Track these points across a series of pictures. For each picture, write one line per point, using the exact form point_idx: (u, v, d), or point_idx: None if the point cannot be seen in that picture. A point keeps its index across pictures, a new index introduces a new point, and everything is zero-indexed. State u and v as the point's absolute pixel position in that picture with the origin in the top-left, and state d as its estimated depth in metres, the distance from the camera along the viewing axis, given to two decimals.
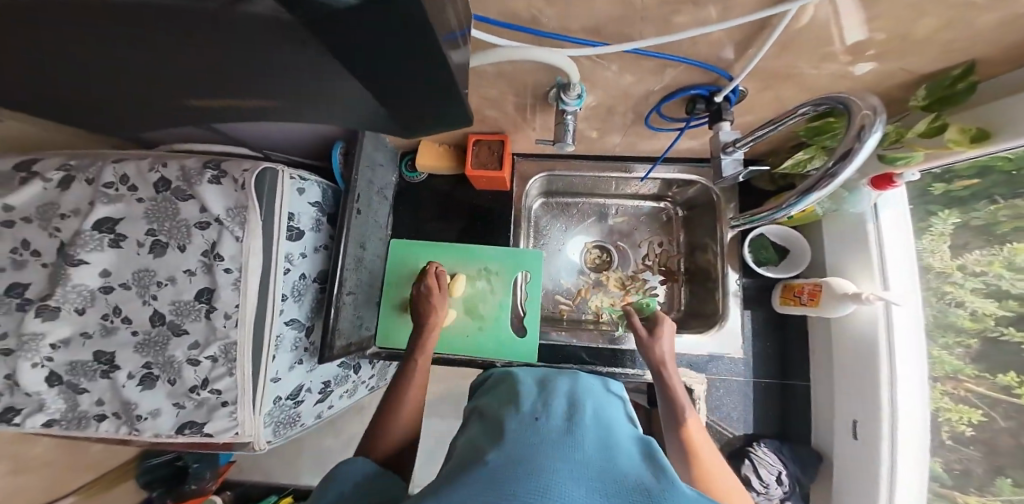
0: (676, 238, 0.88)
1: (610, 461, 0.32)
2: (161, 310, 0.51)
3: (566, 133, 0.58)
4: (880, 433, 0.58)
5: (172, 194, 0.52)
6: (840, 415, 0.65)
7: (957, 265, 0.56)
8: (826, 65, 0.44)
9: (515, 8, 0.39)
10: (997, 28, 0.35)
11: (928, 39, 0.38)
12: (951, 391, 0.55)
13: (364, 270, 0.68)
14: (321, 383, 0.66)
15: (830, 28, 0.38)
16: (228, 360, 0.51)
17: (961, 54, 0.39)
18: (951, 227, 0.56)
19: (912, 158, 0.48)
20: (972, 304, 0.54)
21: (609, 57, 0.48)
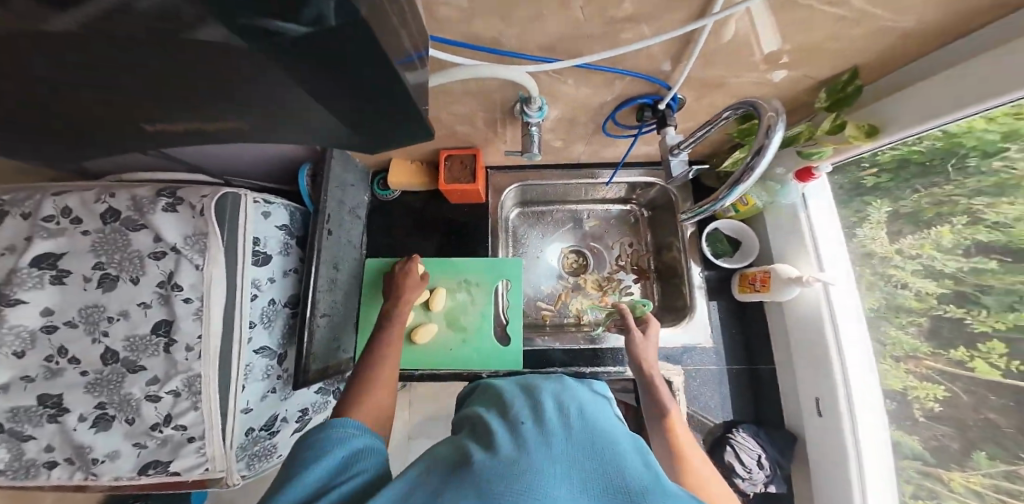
0: (644, 239, 0.93)
1: (598, 455, 0.34)
2: (114, 347, 0.48)
3: (532, 143, 0.62)
4: (841, 408, 0.63)
5: (122, 224, 0.50)
6: (804, 393, 0.70)
7: (895, 249, 0.59)
8: (750, 73, 0.51)
9: (472, 30, 0.43)
10: (872, 39, 0.42)
11: (821, 49, 0.44)
12: (914, 371, 0.57)
13: (338, 291, 0.67)
14: (298, 411, 0.63)
15: (744, 42, 0.44)
16: (193, 393, 0.49)
17: (848, 61, 0.46)
18: (885, 215, 0.60)
19: (823, 154, 0.56)
20: (915, 285, 0.56)
21: (562, 73, 0.53)
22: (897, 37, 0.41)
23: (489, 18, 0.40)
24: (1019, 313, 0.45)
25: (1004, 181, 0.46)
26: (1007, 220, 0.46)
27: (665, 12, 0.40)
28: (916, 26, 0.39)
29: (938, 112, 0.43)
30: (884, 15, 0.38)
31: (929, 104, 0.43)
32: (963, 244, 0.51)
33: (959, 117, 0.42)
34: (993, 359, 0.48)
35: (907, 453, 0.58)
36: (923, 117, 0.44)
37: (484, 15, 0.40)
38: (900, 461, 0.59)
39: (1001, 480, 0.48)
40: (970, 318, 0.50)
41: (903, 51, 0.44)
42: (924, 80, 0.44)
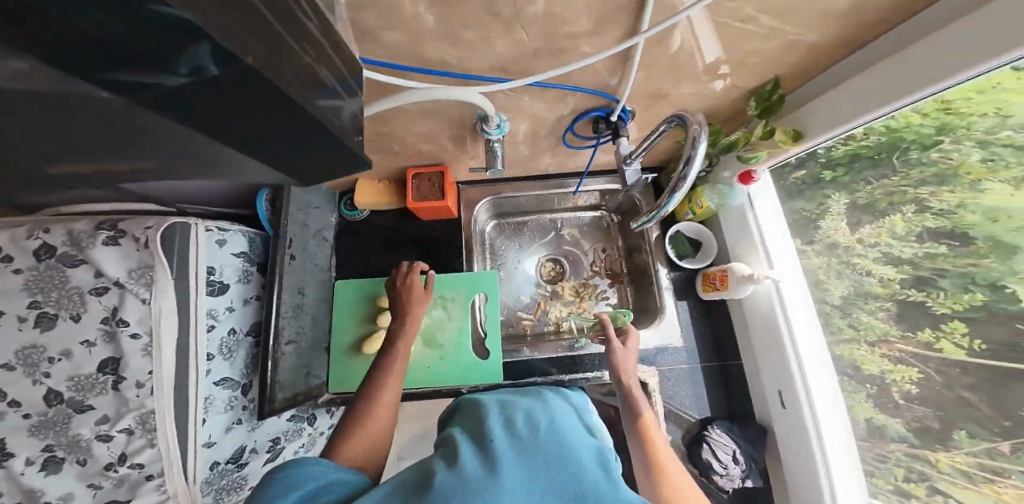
0: (615, 244, 0.95)
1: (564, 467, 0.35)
2: (57, 388, 0.44)
3: (496, 159, 0.64)
4: (801, 400, 0.67)
5: (57, 261, 0.46)
6: (768, 384, 0.73)
7: (857, 239, 0.61)
8: (690, 85, 0.54)
9: (422, 56, 0.44)
10: (788, 51, 0.46)
11: (747, 62, 0.48)
12: (889, 355, 0.57)
13: (306, 315, 0.66)
14: (269, 441, 0.61)
15: (679, 55, 0.48)
16: (147, 431, 0.46)
17: (770, 71, 0.51)
18: (844, 207, 0.62)
19: (759, 158, 0.60)
20: (878, 272, 0.58)
21: (516, 91, 0.55)
22: (807, 49, 0.46)
23: (438, 43, 0.42)
24: (974, 294, 0.47)
25: (942, 171, 0.49)
26: (951, 208, 0.49)
27: (605, 30, 0.43)
28: (821, 38, 0.44)
29: (854, 113, 0.47)
30: (793, 29, 0.42)
31: (843, 109, 0.48)
32: (915, 230, 0.53)
33: (871, 119, 0.47)
34: (958, 339, 0.49)
35: (893, 436, 0.58)
36: (838, 120, 0.49)
37: (433, 40, 0.41)
38: (888, 445, 0.58)
39: (985, 458, 0.47)
40: (932, 301, 0.51)
41: (818, 60, 0.49)
42: (836, 86, 0.49)
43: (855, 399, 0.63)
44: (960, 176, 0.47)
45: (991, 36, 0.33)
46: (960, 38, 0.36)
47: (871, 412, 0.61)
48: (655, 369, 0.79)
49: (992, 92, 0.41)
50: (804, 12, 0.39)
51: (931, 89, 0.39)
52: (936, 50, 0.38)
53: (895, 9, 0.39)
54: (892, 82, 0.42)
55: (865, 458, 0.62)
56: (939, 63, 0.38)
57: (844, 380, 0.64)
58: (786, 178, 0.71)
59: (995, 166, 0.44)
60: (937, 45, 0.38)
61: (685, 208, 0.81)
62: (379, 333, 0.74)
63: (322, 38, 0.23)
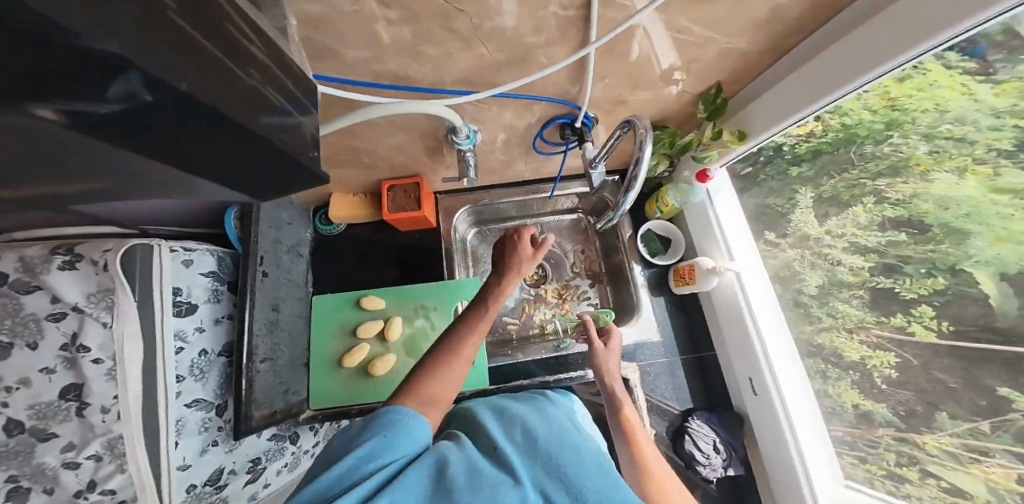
0: (593, 244, 0.97)
1: (570, 473, 0.38)
2: (13, 420, 0.41)
3: (469, 168, 0.66)
4: (769, 386, 0.71)
5: (9, 288, 0.44)
6: (739, 375, 0.77)
7: (826, 230, 0.64)
8: (645, 91, 0.58)
9: (384, 71, 0.46)
10: (725, 57, 0.51)
11: (691, 69, 0.52)
12: (867, 341, 0.59)
13: (282, 332, 0.65)
14: (248, 461, 0.60)
15: (629, 63, 0.51)
16: (117, 455, 0.45)
17: (713, 77, 0.55)
18: (812, 200, 0.66)
19: (711, 158, 0.65)
20: (848, 261, 0.61)
21: (482, 102, 0.57)
22: (741, 55, 0.50)
23: (400, 58, 0.44)
24: (936, 278, 0.51)
25: (894, 164, 0.54)
26: (905, 197, 0.53)
27: (559, 43, 0.46)
28: (750, 46, 0.49)
29: (785, 113, 0.52)
30: (725, 38, 0.47)
31: (777, 110, 0.53)
32: (877, 220, 0.57)
33: (801, 118, 0.51)
34: (927, 322, 0.52)
35: (881, 421, 0.59)
36: (775, 119, 0.54)
37: (394, 55, 0.43)
38: (877, 430, 0.59)
39: (969, 438, 0.49)
40: (899, 287, 0.55)
41: (753, 65, 0.53)
42: (771, 88, 0.54)
43: (841, 387, 0.64)
44: (911, 167, 0.52)
45: (893, 38, 0.38)
46: (868, 39, 0.40)
47: (857, 398, 0.62)
48: (636, 364, 0.82)
49: (932, 88, 0.47)
50: (730, 23, 0.44)
51: (849, 86, 0.44)
52: (848, 51, 0.42)
53: (806, 19, 0.44)
54: (814, 83, 0.47)
55: (858, 443, 0.63)
56: (855, 62, 0.42)
57: (829, 368, 0.66)
58: (759, 177, 0.75)
59: (940, 156, 0.49)
60: (850, 46, 0.42)
61: (653, 207, 0.85)
62: (360, 346, 0.74)
63: (266, 60, 0.24)
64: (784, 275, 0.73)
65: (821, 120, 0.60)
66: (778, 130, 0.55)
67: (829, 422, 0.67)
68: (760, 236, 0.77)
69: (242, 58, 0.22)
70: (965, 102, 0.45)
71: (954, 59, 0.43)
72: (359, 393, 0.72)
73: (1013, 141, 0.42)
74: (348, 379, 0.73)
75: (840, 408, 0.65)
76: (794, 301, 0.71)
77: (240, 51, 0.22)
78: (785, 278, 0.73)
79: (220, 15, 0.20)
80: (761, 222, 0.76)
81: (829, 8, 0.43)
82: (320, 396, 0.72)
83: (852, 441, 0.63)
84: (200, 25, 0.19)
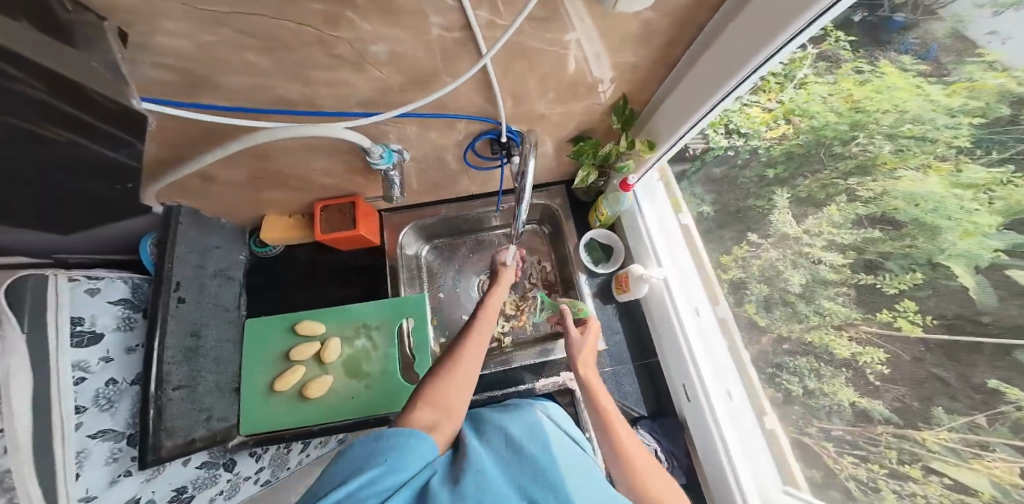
0: (547, 255, 0.95)
1: (558, 484, 0.41)
2: None
3: (394, 187, 0.67)
4: (698, 392, 0.73)
5: None
6: (674, 379, 0.79)
7: (804, 230, 0.59)
8: (570, 102, 0.60)
9: (275, 97, 0.46)
10: (622, 70, 0.53)
11: (592, 81, 0.54)
12: (856, 337, 0.51)
13: (203, 358, 0.63)
14: (171, 491, 0.56)
15: (530, 75, 0.51)
16: (6, 490, 0.39)
17: (618, 89, 0.58)
18: (788, 201, 0.61)
19: (629, 166, 0.70)
20: (828, 259, 0.55)
21: (395, 122, 0.57)
22: (635, 67, 0.52)
23: (289, 81, 0.43)
24: (915, 272, 0.44)
25: (863, 163, 0.48)
26: (876, 195, 0.47)
27: (455, 63, 0.46)
28: (639, 58, 0.50)
29: (681, 122, 0.55)
30: (611, 53, 0.48)
31: (674, 116, 0.56)
32: (851, 218, 0.51)
33: (694, 126, 0.55)
34: (911, 317, 0.45)
35: (879, 418, 0.50)
36: (673, 129, 0.58)
37: (280, 80, 0.43)
38: (876, 427, 0.50)
39: (967, 432, 0.40)
40: (880, 282, 0.48)
41: (649, 76, 0.55)
42: (665, 103, 0.58)
43: (835, 384, 0.55)
44: (878, 167, 0.46)
45: (734, 58, 0.41)
46: (721, 55, 0.43)
47: (853, 396, 0.53)
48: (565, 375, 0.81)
49: (890, 90, 0.42)
50: (612, 38, 0.45)
51: (717, 96, 0.47)
52: (716, 61, 0.44)
53: (689, 25, 0.44)
54: (694, 92, 0.50)
55: (859, 442, 0.54)
56: (721, 70, 0.44)
57: (822, 366, 0.57)
58: (741, 178, 0.69)
59: (905, 155, 0.43)
60: (713, 56, 0.44)
61: (593, 216, 0.88)
62: (295, 368, 0.72)
63: (92, 112, 0.37)
64: (769, 275, 0.66)
65: (790, 123, 0.56)
66: (678, 137, 0.58)
67: (830, 421, 0.58)
68: (744, 237, 0.71)
69: (58, 117, 0.35)
70: (921, 103, 0.39)
71: (908, 63, 0.38)
72: (294, 418, 0.70)
73: (972, 139, 0.35)
74: (283, 406, 0.71)
75: (838, 406, 0.56)
76: (782, 300, 0.64)
77: (61, 115, 0.35)
78: (771, 279, 0.66)
79: (49, 103, 0.33)
80: (744, 222, 0.71)
81: (698, 25, 0.44)
82: (254, 424, 0.69)
83: (853, 439, 0.54)
84: (25, 110, 0.32)
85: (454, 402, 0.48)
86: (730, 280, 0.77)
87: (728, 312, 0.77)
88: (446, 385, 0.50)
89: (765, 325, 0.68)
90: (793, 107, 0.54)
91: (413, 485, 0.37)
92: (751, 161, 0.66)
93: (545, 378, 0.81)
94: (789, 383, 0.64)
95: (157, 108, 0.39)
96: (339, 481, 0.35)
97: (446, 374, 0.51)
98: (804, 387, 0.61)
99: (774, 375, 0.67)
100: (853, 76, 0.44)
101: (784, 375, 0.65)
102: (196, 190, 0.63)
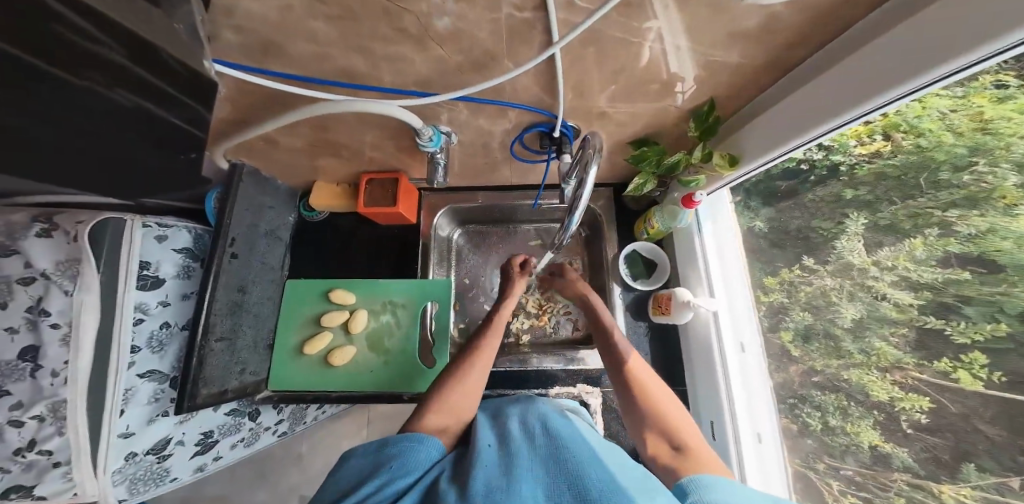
0: (580, 257, 0.92)
1: (578, 470, 0.38)
2: (6, 356, 0.49)
3: (438, 170, 0.65)
4: (728, 430, 0.66)
5: None
6: (702, 413, 0.73)
7: (873, 261, 0.50)
8: (640, 102, 0.53)
9: (335, 67, 0.44)
10: (715, 71, 0.46)
11: (673, 79, 0.48)
12: (902, 382, 0.45)
13: (245, 313, 0.67)
14: (198, 434, 0.67)
15: (602, 65, 0.45)
16: (58, 418, 0.50)
17: (703, 92, 0.51)
18: (863, 227, 0.51)
19: (700, 181, 0.63)
20: (892, 296, 0.47)
21: (448, 104, 0.54)
22: (733, 69, 0.45)
23: (351, 53, 0.41)
24: (998, 323, 0.37)
25: (974, 195, 0.38)
26: (979, 232, 0.38)
27: (523, 48, 0.41)
28: (744, 59, 0.43)
29: (777, 142, 0.47)
30: (709, 51, 0.42)
31: (772, 134, 0.48)
32: (937, 255, 0.42)
33: (789, 152, 0.47)
34: (975, 370, 0.39)
35: (899, 465, 0.46)
36: (767, 147, 0.49)
37: (342, 51, 0.41)
38: (891, 473, 0.47)
39: (995, 493, 0.37)
40: (949, 328, 0.41)
41: (746, 80, 0.48)
42: (763, 114, 0.50)
43: (860, 425, 0.51)
44: (992, 200, 0.37)
45: (894, 68, 0.32)
46: (870, 66, 0.34)
47: (876, 439, 0.49)
48: (579, 387, 0.76)
49: None
50: (710, 31, 0.38)
51: (839, 120, 0.38)
52: (872, 64, 0.34)
53: (817, 19, 0.35)
54: (824, 99, 0.39)
55: (867, 485, 0.50)
56: (878, 79, 0.33)
57: (851, 406, 0.52)
58: (808, 196, 0.60)
59: None
60: (867, 63, 0.34)
61: (640, 227, 0.82)
62: (323, 334, 0.75)
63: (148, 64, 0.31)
64: (818, 305, 0.58)
65: (889, 140, 0.46)
66: (771, 159, 0.50)
67: (842, 459, 0.54)
68: (796, 260, 0.63)
69: (125, 80, 0.31)
70: None
71: None
72: (319, 381, 0.74)
73: None
74: (308, 367, 0.74)
75: (856, 446, 0.52)
76: (825, 332, 0.57)
77: (130, 78, 0.31)
78: (819, 308, 0.58)
79: (123, 68, 0.30)
80: (804, 243, 0.61)
81: (827, 26, 0.37)
82: (281, 380, 0.74)
83: (861, 481, 0.51)
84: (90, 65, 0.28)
85: (459, 414, 0.50)
86: (769, 304, 0.68)
87: (759, 337, 0.70)
88: (449, 403, 0.51)
89: (799, 356, 0.61)
90: (899, 121, 0.43)
91: (422, 487, 0.36)
92: (828, 178, 0.56)
93: (561, 385, 0.77)
94: (809, 417, 0.59)
95: (224, 70, 0.38)
96: (356, 483, 0.36)
97: (453, 382, 0.54)
98: (824, 423, 0.57)
99: (795, 406, 0.62)
100: (990, 92, 0.34)
101: (805, 408, 0.60)
102: (257, 150, 0.65)
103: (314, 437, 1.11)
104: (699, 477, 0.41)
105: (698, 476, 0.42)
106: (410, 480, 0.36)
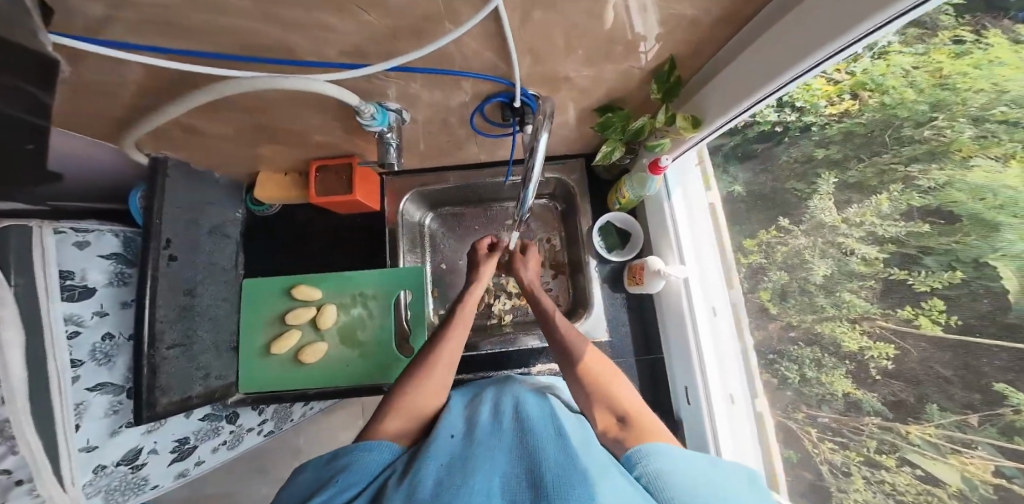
0: (559, 233, 0.90)
1: (539, 454, 0.37)
2: None
3: (389, 150, 0.61)
4: (700, 393, 0.69)
5: None
6: (677, 381, 0.75)
7: (843, 219, 0.49)
8: (602, 63, 0.50)
9: (244, 41, 0.38)
10: (674, 26, 0.42)
11: (636, 35, 0.43)
12: (870, 332, 0.46)
13: (198, 317, 0.63)
14: (172, 441, 0.65)
15: (554, 25, 0.41)
16: (7, 438, 0.46)
17: (666, 49, 0.47)
18: (834, 186, 0.50)
19: (664, 145, 0.60)
20: (861, 250, 0.46)
21: (391, 77, 0.49)
22: (691, 23, 0.42)
23: (258, 23, 0.36)
24: (954, 270, 0.37)
25: (934, 149, 0.37)
26: (937, 185, 0.37)
27: (459, 7, 0.36)
28: (698, 13, 0.39)
29: (739, 95, 0.45)
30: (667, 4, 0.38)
31: (734, 90, 0.46)
32: (901, 209, 0.41)
33: (754, 106, 0.45)
34: (936, 315, 0.39)
35: (869, 410, 0.47)
36: (725, 106, 0.48)
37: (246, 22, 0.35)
38: (863, 418, 0.48)
39: (955, 430, 0.37)
40: (912, 278, 0.41)
41: (707, 36, 0.45)
42: (723, 70, 0.47)
43: (834, 375, 0.52)
44: (950, 154, 0.36)
45: (831, 18, 0.30)
46: (817, 15, 0.32)
47: (849, 387, 0.49)
48: None
49: (991, 66, 0.31)
50: None
51: (794, 73, 0.37)
52: (826, 8, 0.31)
53: None
54: (786, 44, 0.36)
55: (843, 430, 0.51)
56: (825, 27, 0.31)
57: (825, 356, 0.53)
58: (784, 157, 0.59)
59: (987, 143, 0.32)
60: (814, 17, 0.32)
61: (612, 198, 0.81)
62: (290, 332, 0.72)
63: None
64: (793, 264, 0.58)
65: (857, 99, 0.44)
66: (731, 116, 0.49)
67: (819, 407, 0.55)
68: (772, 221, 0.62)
69: None
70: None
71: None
72: (291, 379, 0.71)
73: None
74: (278, 367, 0.72)
75: (831, 395, 0.52)
76: (800, 289, 0.57)
77: None
78: (794, 267, 0.58)
79: None
80: (779, 205, 0.61)
81: None
82: (251, 381, 0.71)
83: (836, 427, 0.52)
84: None
85: (419, 411, 0.49)
86: (749, 265, 0.68)
87: (741, 296, 0.70)
88: (409, 403, 0.49)
89: (777, 312, 0.62)
90: (866, 79, 0.42)
91: (377, 485, 0.35)
92: (800, 138, 0.55)
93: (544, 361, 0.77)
94: (787, 370, 0.60)
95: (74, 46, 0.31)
96: (310, 492, 0.34)
97: (414, 379, 0.53)
98: (801, 375, 0.58)
99: (774, 362, 0.63)
100: (947, 47, 0.33)
101: (783, 363, 0.61)
102: (185, 139, 0.59)
103: (301, 434, 1.10)
104: (645, 447, 0.41)
105: (645, 447, 0.41)
106: (360, 488, 0.34)
